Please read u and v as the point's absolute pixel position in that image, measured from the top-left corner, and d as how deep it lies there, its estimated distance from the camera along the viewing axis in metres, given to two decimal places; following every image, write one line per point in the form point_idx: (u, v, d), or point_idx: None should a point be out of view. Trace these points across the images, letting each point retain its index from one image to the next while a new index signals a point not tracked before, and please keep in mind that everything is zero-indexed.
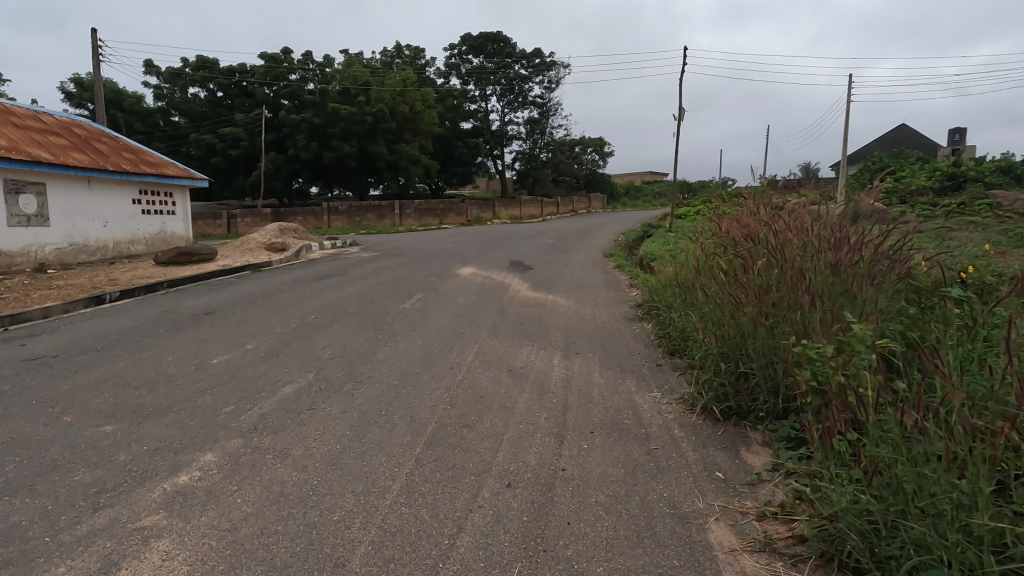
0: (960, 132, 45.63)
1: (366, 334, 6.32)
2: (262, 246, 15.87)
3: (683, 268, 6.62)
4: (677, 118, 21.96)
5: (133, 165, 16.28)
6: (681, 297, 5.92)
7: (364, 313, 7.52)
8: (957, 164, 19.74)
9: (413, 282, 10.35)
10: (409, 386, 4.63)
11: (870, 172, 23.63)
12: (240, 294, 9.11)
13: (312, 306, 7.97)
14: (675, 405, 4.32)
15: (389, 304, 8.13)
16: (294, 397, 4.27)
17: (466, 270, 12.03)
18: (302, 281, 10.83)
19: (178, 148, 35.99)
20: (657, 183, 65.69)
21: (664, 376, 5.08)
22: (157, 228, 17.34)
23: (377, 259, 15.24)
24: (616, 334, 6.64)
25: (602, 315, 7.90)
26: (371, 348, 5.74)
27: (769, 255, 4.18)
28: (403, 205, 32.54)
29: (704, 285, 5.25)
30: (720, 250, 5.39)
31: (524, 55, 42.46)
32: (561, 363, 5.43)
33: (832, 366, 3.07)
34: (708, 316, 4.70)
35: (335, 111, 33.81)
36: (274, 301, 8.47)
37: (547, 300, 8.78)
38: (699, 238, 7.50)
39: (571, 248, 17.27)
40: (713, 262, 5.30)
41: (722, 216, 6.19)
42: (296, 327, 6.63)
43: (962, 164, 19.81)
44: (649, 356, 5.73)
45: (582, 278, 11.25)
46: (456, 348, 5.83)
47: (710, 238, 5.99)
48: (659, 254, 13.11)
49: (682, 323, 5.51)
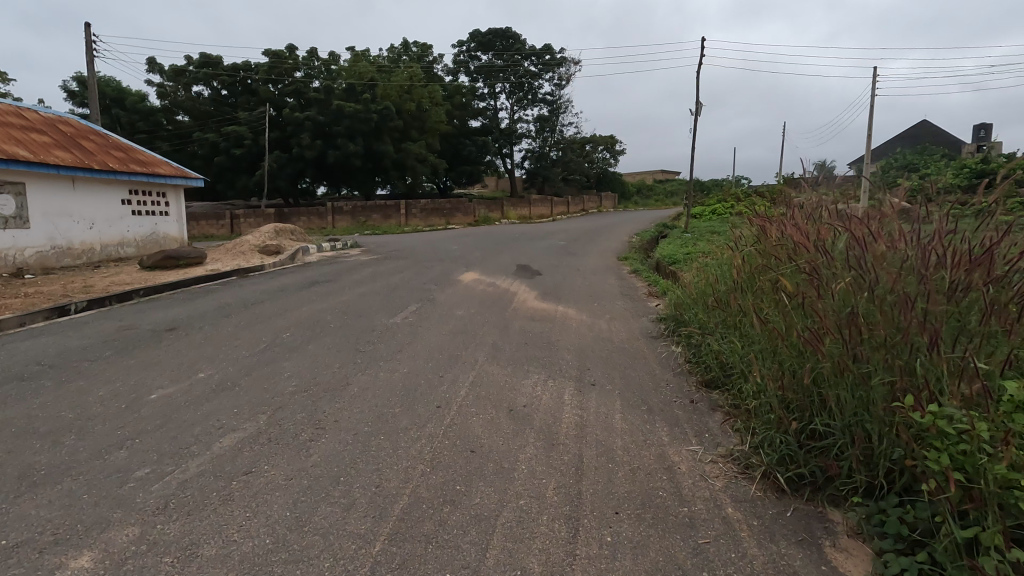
0: (986, 128, 43.92)
1: (344, 359, 5.39)
2: (255, 248, 15.04)
3: (719, 280, 5.61)
4: (693, 113, 20.89)
5: (122, 164, 15.53)
6: (721, 318, 4.90)
7: (348, 329, 6.61)
8: (994, 161, 18.49)
9: (409, 291, 9.42)
10: (381, 436, 3.66)
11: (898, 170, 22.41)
12: (216, 304, 8.24)
13: (292, 320, 7.06)
14: (724, 467, 3.33)
15: (379, 318, 7.20)
16: (231, 454, 3.34)
17: (467, 276, 11.08)
18: (289, 288, 9.95)
19: (182, 148, 35.41)
20: (669, 182, 64.35)
21: (704, 418, 4.09)
22: (148, 230, 16.60)
23: (376, 262, 14.33)
24: (638, 357, 5.64)
25: (619, 331, 6.90)
26: (345, 379, 4.80)
27: (851, 272, 3.18)
28: (409, 205, 31.67)
29: (756, 304, 4.26)
30: (772, 262, 4.40)
31: (533, 52, 41.47)
32: (573, 399, 4.45)
33: (984, 447, 2.10)
34: (765, 346, 3.73)
35: (340, 109, 33.03)
36: (251, 313, 7.59)
37: (557, 313, 7.81)
38: (734, 243, 6.49)
39: (583, 251, 16.28)
40: (765, 277, 4.29)
41: (766, 217, 5.20)
42: (264, 348, 5.71)
43: (999, 160, 18.60)
44: (680, 388, 4.72)
45: (594, 286, 10.27)
46: (447, 378, 4.88)
47: (756, 246, 4.99)
48: (679, 258, 12.10)
49: (726, 351, 4.50)
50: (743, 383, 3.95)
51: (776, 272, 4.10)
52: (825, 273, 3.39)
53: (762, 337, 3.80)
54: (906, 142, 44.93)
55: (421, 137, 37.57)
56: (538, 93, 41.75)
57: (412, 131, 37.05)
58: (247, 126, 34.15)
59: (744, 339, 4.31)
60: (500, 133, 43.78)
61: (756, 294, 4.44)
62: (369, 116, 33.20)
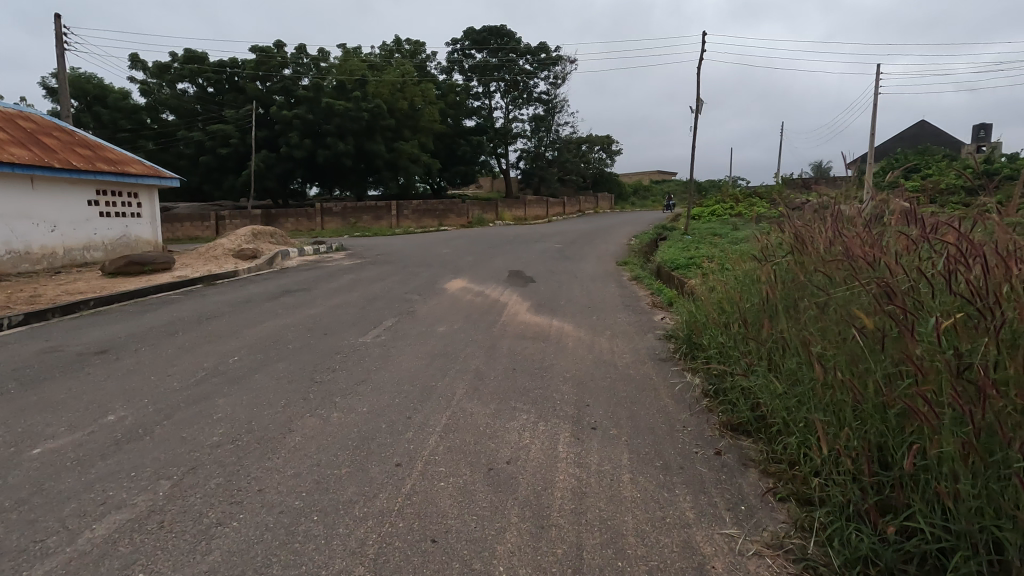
0: (986, 129, 43.26)
1: (294, 393, 4.47)
2: (230, 253, 14.08)
3: (744, 298, 4.75)
4: (694, 110, 20.08)
5: (88, 162, 14.58)
6: (755, 347, 4.01)
7: (309, 351, 5.69)
8: (1006, 160, 17.76)
9: (389, 302, 8.52)
10: (314, 515, 2.77)
11: (906, 169, 21.62)
12: (167, 319, 7.29)
13: (246, 340, 6.14)
14: (777, 566, 2.43)
15: (348, 336, 6.30)
16: (99, 552, 2.44)
17: (454, 284, 10.19)
18: (257, 297, 9.04)
19: (166, 147, 34.29)
20: (666, 183, 63.64)
21: (737, 480, 3.21)
22: (117, 233, 15.62)
23: (359, 268, 13.42)
24: (646, 389, 4.74)
25: (622, 351, 6.00)
26: (288, 423, 3.89)
27: (961, 303, 2.34)
28: (400, 206, 30.73)
29: (805, 331, 3.41)
30: (822, 280, 3.55)
31: (528, 50, 40.63)
32: (571, 450, 3.57)
33: None
34: (824, 395, 2.87)
35: (330, 107, 32.09)
36: (203, 330, 6.64)
37: (551, 329, 6.91)
38: (754, 255, 5.66)
39: (579, 255, 15.39)
40: (817, 301, 3.42)
41: (804, 225, 4.35)
42: (201, 378, 4.79)
43: (1012, 160, 17.81)
44: (702, 433, 3.84)
45: (593, 295, 9.38)
46: (415, 421, 3.96)
47: (795, 259, 4.13)
48: (683, 263, 11.25)
49: (760, 392, 3.64)
50: (791, 438, 3.09)
51: (831, 296, 3.24)
52: (914, 302, 2.56)
53: (821, 380, 2.93)
54: (905, 143, 44.21)
55: (414, 137, 36.69)
56: (534, 92, 40.92)
57: (404, 130, 36.17)
58: (234, 124, 33.10)
59: (787, 377, 3.46)
60: (494, 132, 42.88)
61: (801, 321, 3.57)
62: (359, 114, 32.27)
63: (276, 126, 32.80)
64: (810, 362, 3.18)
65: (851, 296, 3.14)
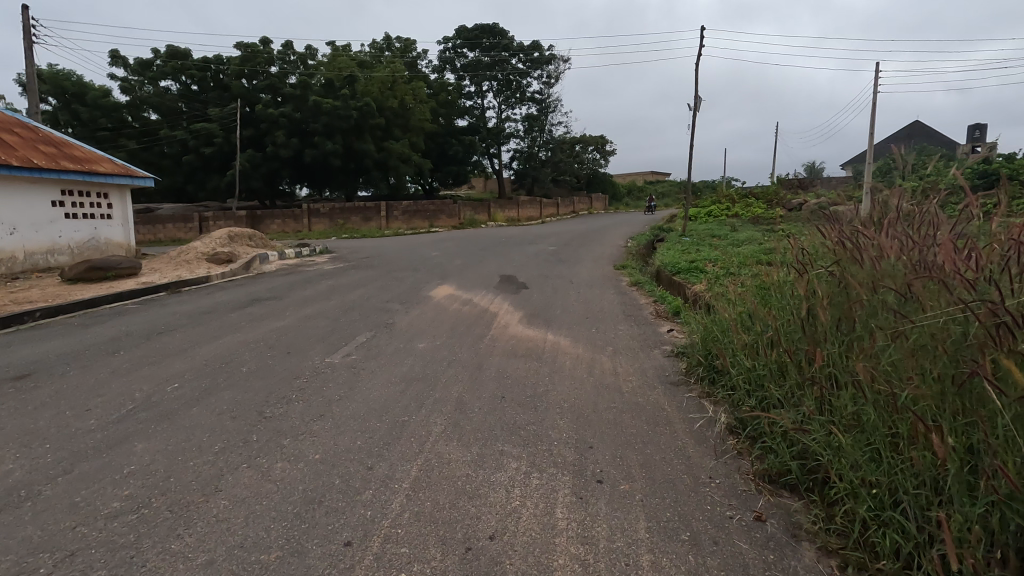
0: (981, 129, 42.73)
1: (233, 434, 3.66)
2: (203, 257, 13.22)
3: (774, 314, 4.00)
4: (692, 108, 19.36)
5: (53, 161, 13.73)
6: (803, 381, 3.26)
7: (265, 376, 4.89)
8: (1014, 160, 17.13)
9: (366, 312, 7.71)
10: None
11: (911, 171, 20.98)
12: (113, 334, 6.47)
13: (195, 360, 5.34)
14: None
15: (314, 356, 5.49)
16: None
17: (441, 291, 9.43)
18: (223, 307, 8.21)
19: (148, 146, 33.22)
20: (661, 184, 63.04)
21: (792, 564, 2.45)
22: (86, 235, 14.72)
23: (340, 272, 12.59)
24: (659, 424, 3.96)
25: (628, 373, 5.22)
26: (215, 479, 3.08)
27: None
28: (390, 207, 29.87)
29: (882, 369, 2.68)
30: (894, 301, 2.84)
31: (521, 48, 39.87)
32: (574, 518, 2.80)
33: None
34: (945, 465, 2.15)
35: (317, 105, 31.14)
36: (149, 348, 5.81)
37: (546, 344, 6.13)
38: (781, 260, 4.92)
39: (575, 258, 14.63)
40: (898, 331, 2.68)
41: (850, 228, 3.62)
42: (127, 414, 3.98)
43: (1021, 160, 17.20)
44: (734, 489, 3.08)
45: (591, 303, 8.61)
46: (377, 476, 3.19)
47: (843, 269, 3.39)
48: (686, 267, 10.49)
49: (814, 440, 2.89)
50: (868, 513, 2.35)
51: (920, 323, 2.53)
52: None
53: (931, 439, 2.22)
54: (899, 144, 43.87)
55: (405, 137, 35.82)
56: (527, 91, 40.19)
57: (395, 129, 35.27)
58: (218, 122, 32.07)
59: (855, 427, 2.73)
60: (486, 132, 42.07)
61: (870, 353, 2.83)
62: (348, 113, 31.39)
63: (262, 125, 31.85)
64: (898, 409, 2.45)
65: (952, 323, 2.44)
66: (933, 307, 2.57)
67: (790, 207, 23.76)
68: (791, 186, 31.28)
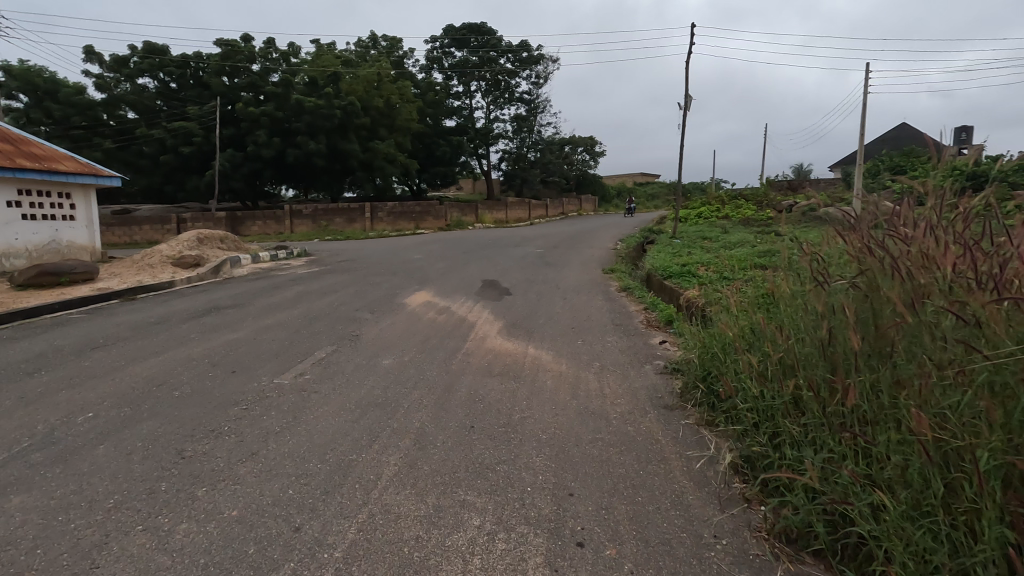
0: (968, 130, 42.63)
1: (137, 483, 3.02)
2: (169, 260, 12.46)
3: (786, 331, 3.44)
4: (683, 106, 18.84)
5: (8, 158, 12.92)
6: (829, 420, 2.71)
7: (198, 402, 4.22)
8: None
9: (332, 322, 7.04)
10: None
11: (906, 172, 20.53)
12: (43, 349, 5.76)
13: (124, 382, 4.66)
14: None
15: (262, 376, 4.83)
16: None
17: (418, 297, 8.80)
18: (177, 316, 7.50)
19: (125, 145, 32.17)
20: (650, 185, 62.70)
21: None
22: (46, 237, 13.90)
23: (314, 277, 11.89)
24: (652, 461, 3.38)
25: (616, 394, 4.62)
26: (93, 551, 2.43)
27: None
28: (375, 208, 29.13)
29: (948, 416, 2.14)
30: (951, 325, 2.30)
31: (509, 48, 39.30)
32: None
33: None
34: None
35: (300, 104, 30.32)
36: (77, 367, 5.13)
37: (526, 360, 5.52)
38: (788, 267, 4.37)
39: (562, 262, 14.05)
40: (962, 367, 2.14)
41: (876, 233, 3.09)
42: (17, 456, 3.32)
43: None
44: (745, 554, 2.49)
45: (578, 311, 8.01)
46: (304, 542, 2.55)
47: (871, 282, 2.86)
48: (678, 272, 9.91)
49: (849, 499, 2.34)
50: None
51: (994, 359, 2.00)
52: None
53: None
54: (887, 146, 43.85)
55: (391, 137, 35.07)
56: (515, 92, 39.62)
57: (380, 129, 34.54)
58: (197, 121, 31.13)
59: (904, 487, 2.17)
60: (474, 133, 41.43)
61: (922, 390, 2.28)
62: (332, 112, 30.61)
63: (242, 124, 30.96)
64: (978, 473, 1.90)
65: None
66: (1011, 339, 2.05)
67: (780, 209, 23.39)
68: (781, 188, 30.97)
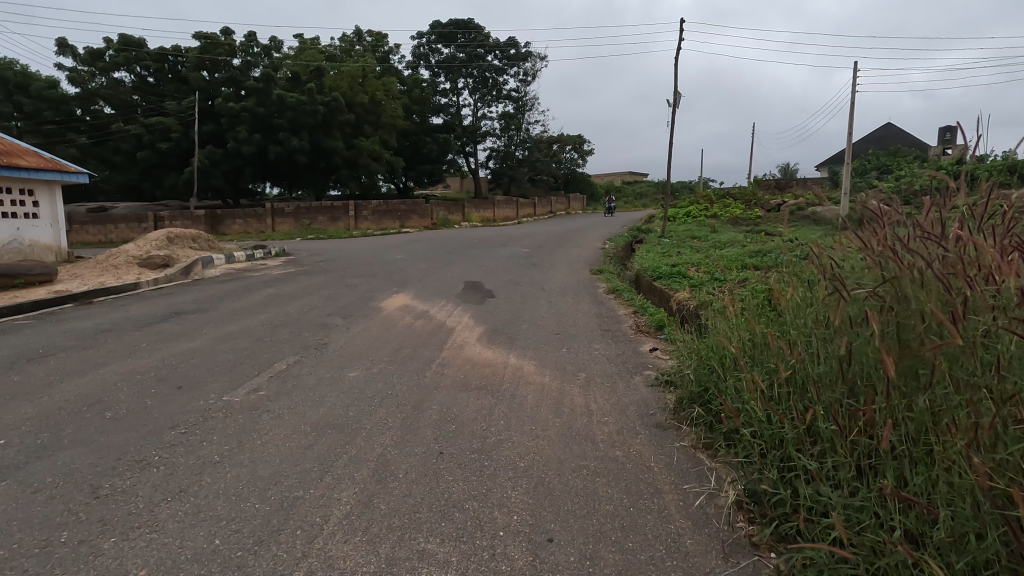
0: (953, 131, 42.60)
1: (33, 533, 2.53)
2: (136, 261, 11.85)
3: (795, 346, 3.05)
4: (673, 103, 18.47)
5: None
6: (854, 457, 2.33)
7: (129, 426, 3.70)
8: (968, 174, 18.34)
9: (299, 330, 6.52)
10: None
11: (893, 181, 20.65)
12: None
13: (55, 399, 4.17)
14: None
15: (209, 394, 4.33)
16: None
17: (395, 301, 8.34)
18: (134, 322, 6.99)
19: (100, 141, 31.19)
20: (638, 184, 62.53)
21: None
22: (7, 236, 13.21)
23: (288, 278, 11.35)
24: (643, 494, 2.96)
25: (603, 411, 4.18)
26: None
27: None
28: (359, 206, 28.48)
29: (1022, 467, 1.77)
30: (1013, 350, 1.94)
31: (497, 45, 38.76)
32: None
33: None
34: None
35: (281, 99, 29.55)
36: (7, 382, 4.61)
37: (506, 370, 5.10)
38: (795, 272, 3.97)
39: (549, 262, 13.61)
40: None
41: (899, 234, 2.69)
42: None
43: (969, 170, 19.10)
44: None
45: (564, 316, 7.60)
46: None
47: (897, 291, 2.48)
48: (668, 272, 9.51)
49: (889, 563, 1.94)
50: None
51: None
52: None
53: None
54: (872, 145, 43.92)
55: (376, 134, 34.37)
56: (503, 89, 39.10)
57: (365, 126, 33.86)
58: (175, 117, 30.27)
59: (954, 550, 1.80)
60: (462, 130, 40.86)
61: (974, 431, 1.89)
62: (315, 108, 29.79)
63: (222, 120, 30.14)
64: None
65: None
66: None
67: (769, 208, 23.15)
68: (769, 187, 30.83)
